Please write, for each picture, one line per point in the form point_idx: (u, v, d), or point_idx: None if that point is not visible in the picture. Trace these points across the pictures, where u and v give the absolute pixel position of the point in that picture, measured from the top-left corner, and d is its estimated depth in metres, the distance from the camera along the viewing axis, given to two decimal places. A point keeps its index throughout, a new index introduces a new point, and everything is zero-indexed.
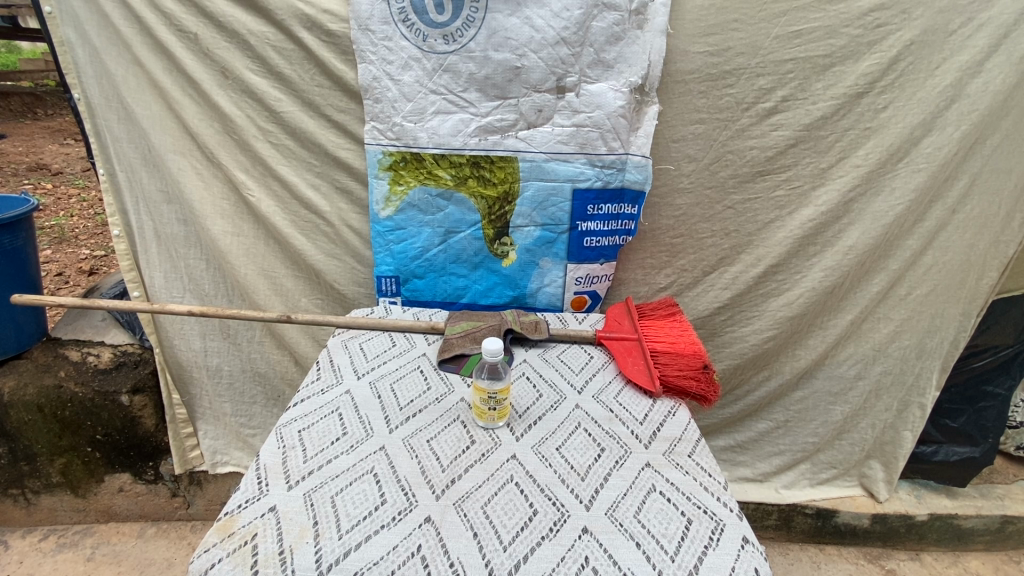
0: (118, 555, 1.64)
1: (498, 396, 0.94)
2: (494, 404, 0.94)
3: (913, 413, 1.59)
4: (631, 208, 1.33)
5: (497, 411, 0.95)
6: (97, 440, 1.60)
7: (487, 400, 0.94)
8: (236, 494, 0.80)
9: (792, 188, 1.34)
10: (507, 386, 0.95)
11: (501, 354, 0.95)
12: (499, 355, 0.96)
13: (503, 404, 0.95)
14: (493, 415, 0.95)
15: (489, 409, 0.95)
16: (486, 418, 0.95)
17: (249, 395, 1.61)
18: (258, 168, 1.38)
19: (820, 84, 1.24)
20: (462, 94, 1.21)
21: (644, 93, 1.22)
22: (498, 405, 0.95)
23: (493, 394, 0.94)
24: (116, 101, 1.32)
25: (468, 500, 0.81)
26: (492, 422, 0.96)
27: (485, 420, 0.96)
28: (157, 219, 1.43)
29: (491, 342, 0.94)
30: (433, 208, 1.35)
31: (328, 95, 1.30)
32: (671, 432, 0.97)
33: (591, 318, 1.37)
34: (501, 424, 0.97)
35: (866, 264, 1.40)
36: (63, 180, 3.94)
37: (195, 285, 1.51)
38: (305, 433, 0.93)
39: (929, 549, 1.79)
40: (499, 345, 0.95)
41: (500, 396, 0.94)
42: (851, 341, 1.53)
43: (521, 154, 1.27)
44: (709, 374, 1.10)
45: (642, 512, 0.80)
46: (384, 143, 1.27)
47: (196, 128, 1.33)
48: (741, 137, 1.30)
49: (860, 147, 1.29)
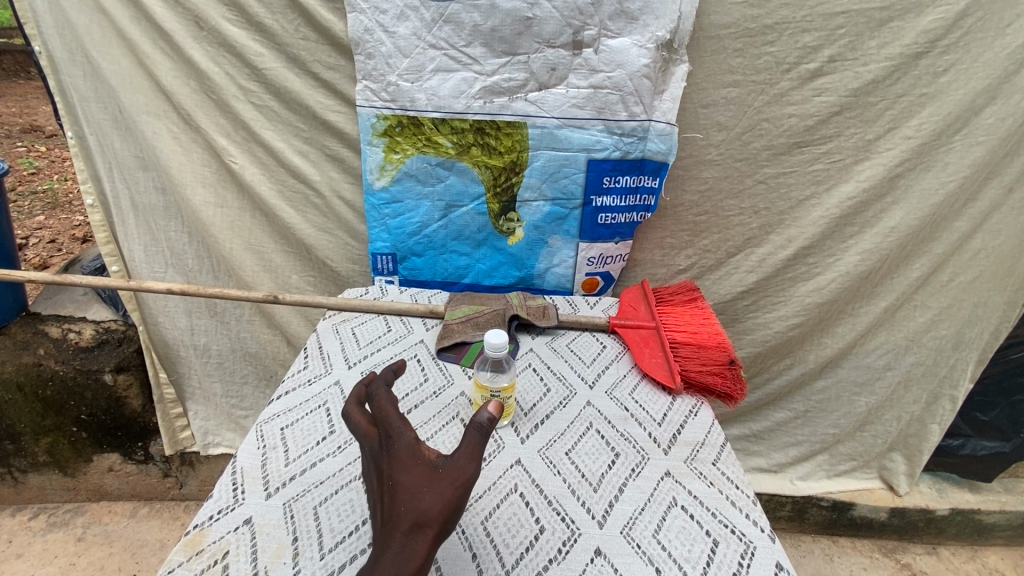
0: (109, 536, 1.60)
1: (501, 396, 0.85)
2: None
3: (942, 406, 1.49)
4: (651, 181, 1.20)
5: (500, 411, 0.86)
6: (82, 420, 1.53)
7: (489, 398, 0.84)
8: (207, 503, 0.72)
9: (832, 161, 1.20)
10: (512, 384, 0.85)
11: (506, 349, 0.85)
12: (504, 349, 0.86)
13: (508, 404, 0.85)
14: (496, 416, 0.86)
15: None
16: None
17: (240, 375, 1.53)
18: (240, 133, 1.26)
19: (874, 42, 1.08)
20: (465, 49, 1.07)
21: (672, 50, 1.07)
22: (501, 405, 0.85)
23: (495, 393, 0.84)
24: (80, 54, 1.18)
25: (466, 513, 0.72)
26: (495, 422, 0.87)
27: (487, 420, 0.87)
28: (133, 187, 1.31)
29: (493, 334, 0.83)
30: (433, 179, 1.22)
31: (314, 50, 1.16)
32: (693, 435, 0.88)
33: (604, 302, 1.26)
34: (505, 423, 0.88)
35: (907, 248, 1.27)
36: (57, 142, 3.80)
37: (177, 260, 1.40)
38: (288, 431, 0.84)
39: (947, 543, 1.72)
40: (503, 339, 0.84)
41: (503, 396, 0.85)
42: (882, 329, 1.41)
43: (531, 119, 1.13)
44: (736, 371, 1.00)
45: (662, 531, 0.71)
46: (378, 105, 1.14)
47: (169, 86, 1.19)
48: (780, 103, 1.16)
49: (914, 116, 1.14)
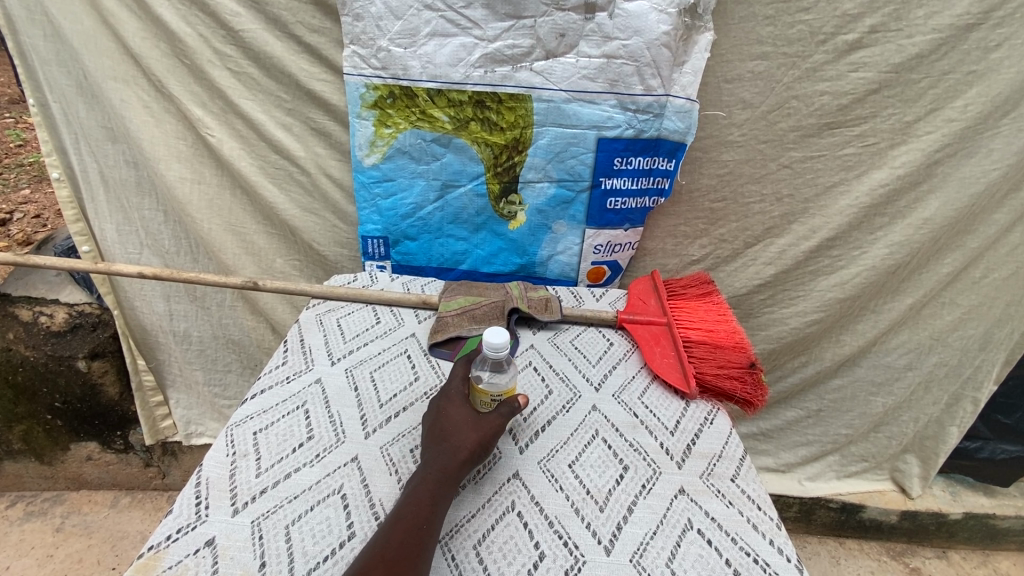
0: (88, 527, 1.54)
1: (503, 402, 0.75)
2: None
3: (963, 408, 1.41)
4: (666, 162, 1.09)
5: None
6: (57, 408, 1.46)
7: (488, 403, 0.74)
8: (165, 521, 0.64)
9: (866, 145, 1.10)
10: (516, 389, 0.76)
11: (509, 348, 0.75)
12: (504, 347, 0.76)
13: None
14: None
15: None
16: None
17: (223, 363, 1.45)
18: (217, 102, 1.15)
19: (921, 11, 0.97)
20: (465, 11, 0.96)
21: (696, 16, 0.96)
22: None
23: (498, 399, 0.74)
24: (38, 11, 1.07)
25: (457, 536, 0.64)
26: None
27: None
28: (102, 160, 1.21)
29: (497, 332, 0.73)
30: (428, 157, 1.12)
31: (296, 10, 1.04)
32: (709, 447, 0.79)
33: (611, 294, 1.16)
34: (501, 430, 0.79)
35: (940, 241, 1.18)
36: None
37: (153, 241, 1.30)
38: (261, 437, 0.76)
39: (957, 547, 1.66)
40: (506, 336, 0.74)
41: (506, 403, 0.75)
42: (906, 327, 1.32)
43: (536, 92, 1.03)
44: (755, 375, 0.92)
45: (676, 560, 0.63)
46: (367, 73, 1.03)
47: (137, 48, 1.08)
48: (812, 78, 1.05)
49: (960, 96, 1.03)
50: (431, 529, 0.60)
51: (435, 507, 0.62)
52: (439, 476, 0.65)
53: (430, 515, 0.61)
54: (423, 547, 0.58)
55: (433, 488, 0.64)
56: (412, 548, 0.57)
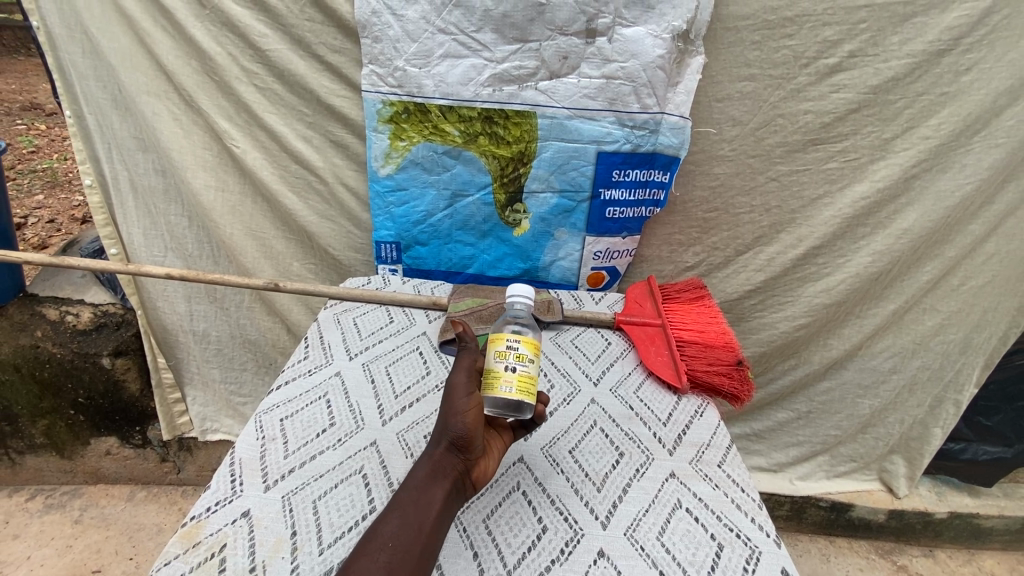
0: (106, 519, 1.60)
1: (518, 349, 0.70)
2: (512, 361, 0.70)
3: (946, 410, 1.48)
4: (661, 175, 1.17)
5: (515, 375, 0.69)
6: (80, 403, 1.52)
7: (507, 349, 0.70)
8: (204, 495, 0.71)
9: (847, 160, 1.18)
10: (533, 339, 0.72)
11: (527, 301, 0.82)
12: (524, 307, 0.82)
13: (528, 361, 0.70)
14: (509, 383, 0.69)
15: (505, 369, 0.70)
16: (499, 387, 0.69)
17: (239, 361, 1.52)
18: (242, 116, 1.23)
19: (896, 38, 1.06)
20: (475, 35, 1.04)
21: (688, 41, 1.05)
22: (516, 363, 0.70)
23: (512, 343, 0.71)
24: (80, 31, 1.15)
25: (468, 511, 0.71)
26: (507, 393, 0.68)
27: (498, 390, 0.69)
28: (132, 168, 1.29)
29: (517, 283, 0.82)
30: (438, 168, 1.20)
31: (320, 32, 1.13)
32: (698, 437, 0.86)
33: (609, 298, 1.24)
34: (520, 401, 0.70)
35: (919, 250, 1.25)
36: (56, 121, 3.72)
37: (177, 244, 1.38)
38: (288, 423, 0.83)
39: (944, 546, 1.72)
40: (527, 290, 0.82)
41: (521, 349, 0.70)
42: (889, 332, 1.39)
43: (541, 109, 1.11)
44: (743, 371, 0.99)
45: (666, 534, 0.70)
46: (384, 90, 1.11)
47: (170, 65, 1.17)
48: (796, 98, 1.13)
49: (934, 115, 1.11)
50: (405, 544, 0.58)
51: (404, 518, 0.59)
52: (414, 483, 0.62)
53: (404, 529, 0.59)
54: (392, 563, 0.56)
55: (409, 496, 0.61)
56: (372, 568, 0.55)
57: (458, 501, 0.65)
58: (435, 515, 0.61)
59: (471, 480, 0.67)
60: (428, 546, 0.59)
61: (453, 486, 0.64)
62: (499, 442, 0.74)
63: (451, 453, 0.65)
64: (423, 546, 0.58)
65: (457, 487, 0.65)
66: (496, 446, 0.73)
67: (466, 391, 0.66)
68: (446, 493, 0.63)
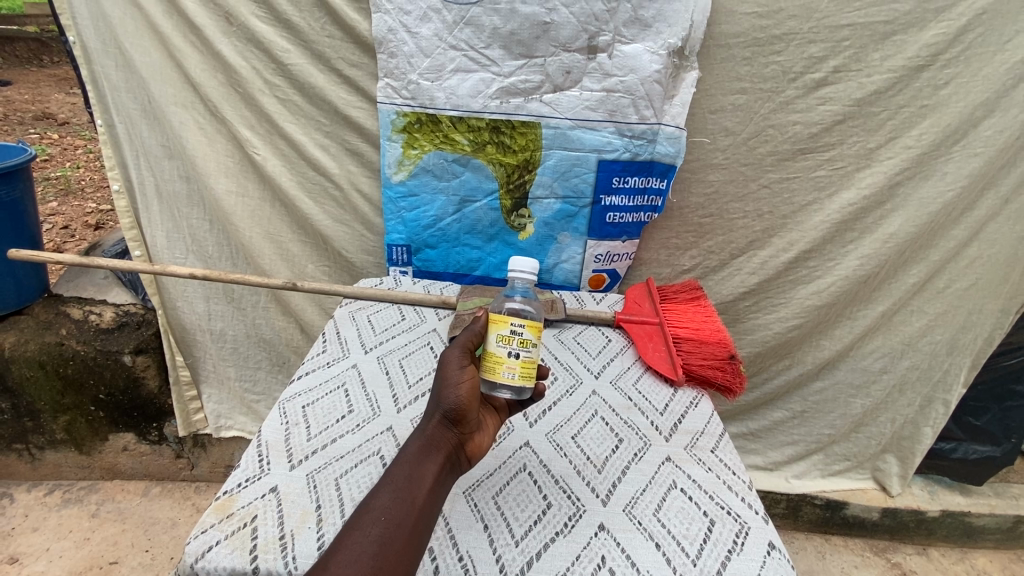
0: (122, 513, 1.65)
1: (522, 335, 0.74)
2: (515, 347, 0.74)
3: (936, 410, 1.53)
4: (659, 182, 1.24)
5: (517, 361, 0.74)
6: (100, 400, 1.59)
7: (511, 336, 0.74)
8: (235, 472, 0.76)
9: (835, 168, 1.25)
10: (537, 323, 0.75)
11: (529, 276, 0.83)
12: (525, 280, 0.84)
13: (529, 346, 0.75)
14: (512, 369, 0.75)
15: (509, 355, 0.74)
16: (503, 372, 0.74)
17: (254, 360, 1.58)
18: (263, 125, 1.30)
19: (877, 54, 1.13)
20: (484, 51, 1.12)
21: (683, 57, 1.12)
22: (520, 350, 0.74)
23: (517, 330, 0.74)
24: (113, 45, 1.23)
25: (479, 489, 0.77)
26: (510, 378, 0.74)
27: (500, 375, 0.75)
28: (158, 174, 1.36)
29: (519, 258, 0.82)
30: (448, 175, 1.27)
31: (339, 48, 1.21)
32: (693, 425, 0.92)
33: (610, 298, 1.30)
34: (522, 385, 0.76)
35: (905, 254, 1.31)
36: (69, 131, 3.81)
37: (197, 247, 1.45)
38: (309, 409, 0.89)
39: (937, 544, 1.76)
40: (528, 264, 0.83)
41: (525, 335, 0.74)
42: (879, 333, 1.45)
43: (545, 120, 1.18)
44: (735, 365, 1.05)
45: (662, 510, 0.76)
46: (398, 102, 1.18)
47: (198, 78, 1.24)
48: (785, 110, 1.20)
49: (915, 126, 1.18)
50: (398, 517, 0.60)
51: (396, 492, 0.62)
52: (408, 458, 0.66)
53: (397, 501, 0.61)
54: (386, 534, 0.59)
55: (401, 471, 0.64)
56: (365, 540, 0.58)
57: (450, 476, 0.68)
58: (429, 488, 0.64)
59: (464, 455, 0.71)
60: (421, 518, 0.62)
61: (446, 459, 0.68)
62: (493, 421, 0.78)
63: (445, 426, 0.69)
64: (416, 517, 0.61)
65: (450, 461, 0.68)
66: (490, 424, 0.77)
67: (460, 363, 0.72)
68: (439, 467, 0.66)
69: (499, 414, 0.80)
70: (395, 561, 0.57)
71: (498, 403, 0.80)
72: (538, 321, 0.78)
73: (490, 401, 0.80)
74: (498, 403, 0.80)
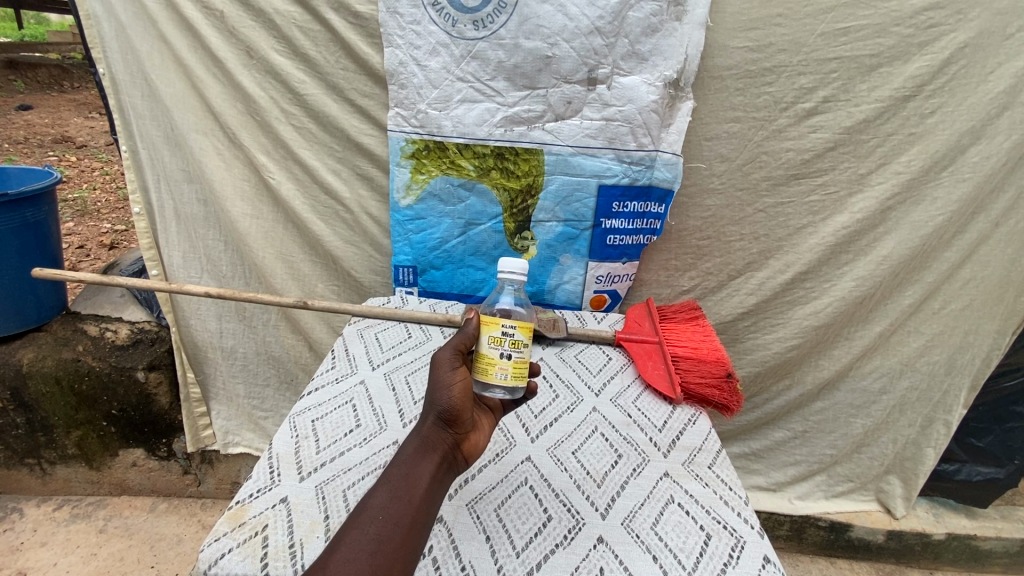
0: (129, 529, 1.67)
1: (514, 337, 0.79)
2: (507, 349, 0.79)
3: (937, 430, 1.53)
4: (657, 206, 1.28)
5: (509, 362, 0.79)
6: (113, 415, 1.63)
7: (502, 337, 0.78)
8: (248, 483, 0.79)
9: (828, 194, 1.29)
10: (528, 324, 0.80)
11: (521, 277, 0.87)
12: (515, 281, 0.88)
13: (520, 346, 0.79)
14: (504, 370, 0.79)
15: (501, 357, 0.79)
16: (495, 374, 0.79)
17: (263, 377, 1.62)
18: (279, 151, 1.37)
19: (865, 85, 1.19)
20: (490, 83, 1.18)
21: (679, 88, 1.18)
22: (512, 351, 0.79)
23: (508, 332, 0.78)
24: (140, 77, 1.31)
25: (481, 502, 0.79)
26: (502, 378, 0.79)
27: (493, 376, 0.79)
28: (177, 197, 1.42)
29: (509, 260, 0.86)
30: (454, 199, 1.32)
31: (352, 79, 1.28)
32: (691, 442, 0.95)
33: (610, 318, 1.34)
34: (515, 384, 0.81)
35: (900, 275, 1.34)
36: (86, 153, 3.93)
37: (212, 266, 1.50)
38: (319, 423, 0.92)
39: (943, 567, 1.76)
40: (518, 266, 0.87)
41: (516, 336, 0.79)
42: (878, 353, 1.47)
43: (547, 147, 1.24)
44: (732, 383, 1.07)
45: (659, 524, 0.77)
46: (408, 130, 1.25)
47: (219, 108, 1.32)
48: (779, 138, 1.25)
49: (904, 153, 1.23)
50: (394, 515, 0.63)
51: (392, 493, 0.65)
52: (405, 459, 0.69)
53: (393, 501, 0.64)
54: (382, 531, 0.62)
55: (398, 473, 0.67)
56: (362, 538, 0.61)
57: (447, 475, 0.71)
58: (424, 487, 0.67)
59: (460, 454, 0.74)
60: (418, 517, 0.64)
61: (441, 459, 0.70)
62: (489, 420, 0.81)
63: (439, 427, 0.72)
64: (412, 517, 0.64)
65: (446, 461, 0.71)
66: (486, 424, 0.79)
67: (450, 366, 0.74)
68: (435, 466, 0.69)
69: (494, 413, 0.83)
70: (392, 557, 0.60)
71: (493, 402, 0.83)
72: (528, 321, 0.83)
73: (483, 401, 0.83)
74: (493, 403, 0.83)
